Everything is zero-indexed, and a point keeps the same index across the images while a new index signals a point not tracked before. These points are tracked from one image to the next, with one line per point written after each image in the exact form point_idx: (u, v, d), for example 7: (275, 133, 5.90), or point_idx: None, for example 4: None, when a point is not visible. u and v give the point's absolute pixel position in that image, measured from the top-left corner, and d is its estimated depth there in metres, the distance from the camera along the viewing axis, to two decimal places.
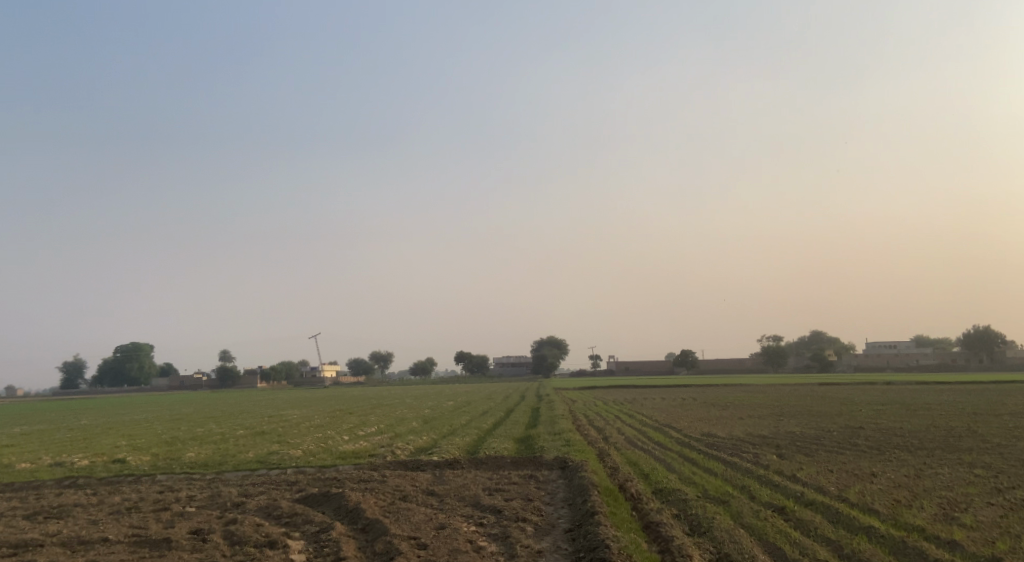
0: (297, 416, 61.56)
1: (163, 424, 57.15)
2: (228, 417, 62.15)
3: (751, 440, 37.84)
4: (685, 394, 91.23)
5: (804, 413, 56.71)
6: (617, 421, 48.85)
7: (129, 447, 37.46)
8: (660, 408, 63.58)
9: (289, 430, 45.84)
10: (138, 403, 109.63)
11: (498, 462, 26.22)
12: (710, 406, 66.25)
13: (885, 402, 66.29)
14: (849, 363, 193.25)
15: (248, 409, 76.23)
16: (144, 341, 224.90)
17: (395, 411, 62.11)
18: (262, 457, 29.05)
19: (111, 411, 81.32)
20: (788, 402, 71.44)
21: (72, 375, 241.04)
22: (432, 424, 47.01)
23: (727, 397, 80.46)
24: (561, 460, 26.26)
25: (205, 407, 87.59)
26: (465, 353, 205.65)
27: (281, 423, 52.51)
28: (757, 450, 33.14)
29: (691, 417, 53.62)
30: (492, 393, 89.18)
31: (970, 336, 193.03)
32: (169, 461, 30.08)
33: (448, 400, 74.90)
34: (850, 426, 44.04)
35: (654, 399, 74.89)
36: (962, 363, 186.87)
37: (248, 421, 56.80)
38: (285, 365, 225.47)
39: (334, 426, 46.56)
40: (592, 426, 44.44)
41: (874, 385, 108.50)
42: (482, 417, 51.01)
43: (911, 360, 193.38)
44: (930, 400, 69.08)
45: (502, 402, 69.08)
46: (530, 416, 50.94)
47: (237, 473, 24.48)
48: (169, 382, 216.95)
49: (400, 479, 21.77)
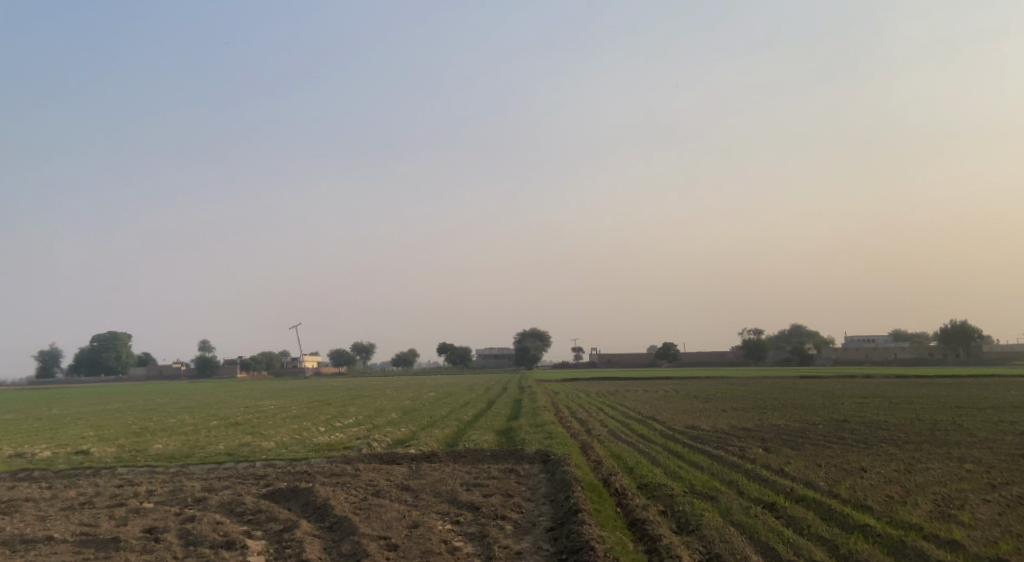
0: (274, 406, 60.46)
1: (135, 413, 55.88)
2: (203, 408, 60.93)
3: (737, 433, 37.07)
4: (668, 386, 90.75)
5: (788, 406, 56.13)
6: (600, 413, 48.06)
7: (97, 438, 36.31)
8: (642, 400, 62.94)
9: (264, 420, 44.72)
10: (116, 392, 108.35)
11: (478, 455, 25.25)
12: (693, 399, 65.65)
13: (868, 395, 65.77)
14: (829, 356, 193.54)
15: (225, 399, 75.01)
16: (122, 331, 222.56)
17: (374, 402, 61.10)
18: (233, 450, 27.88)
19: (85, 401, 79.85)
20: (771, 395, 70.88)
21: (49, 364, 238.30)
22: (411, 416, 46.06)
23: (709, 390, 79.90)
24: (543, 453, 25.32)
25: (182, 396, 86.35)
26: (448, 344, 204.97)
27: (256, 414, 51.38)
28: (743, 444, 32.34)
29: (674, 409, 52.90)
30: (474, 385, 88.42)
31: (949, 330, 193.49)
32: (134, 453, 28.95)
33: (429, 391, 73.99)
34: (835, 420, 43.34)
35: (636, 392, 74.29)
36: (941, 357, 187.42)
37: (223, 411, 55.61)
38: (265, 355, 223.64)
39: (310, 417, 45.44)
40: (573, 419, 43.61)
41: (855, 378, 108.36)
42: (463, 409, 50.06)
43: (890, 354, 193.79)
44: (913, 393, 68.70)
45: (483, 394, 68.19)
46: (512, 408, 50.06)
47: (201, 465, 23.25)
48: (147, 372, 215.00)
49: (373, 473, 20.76)
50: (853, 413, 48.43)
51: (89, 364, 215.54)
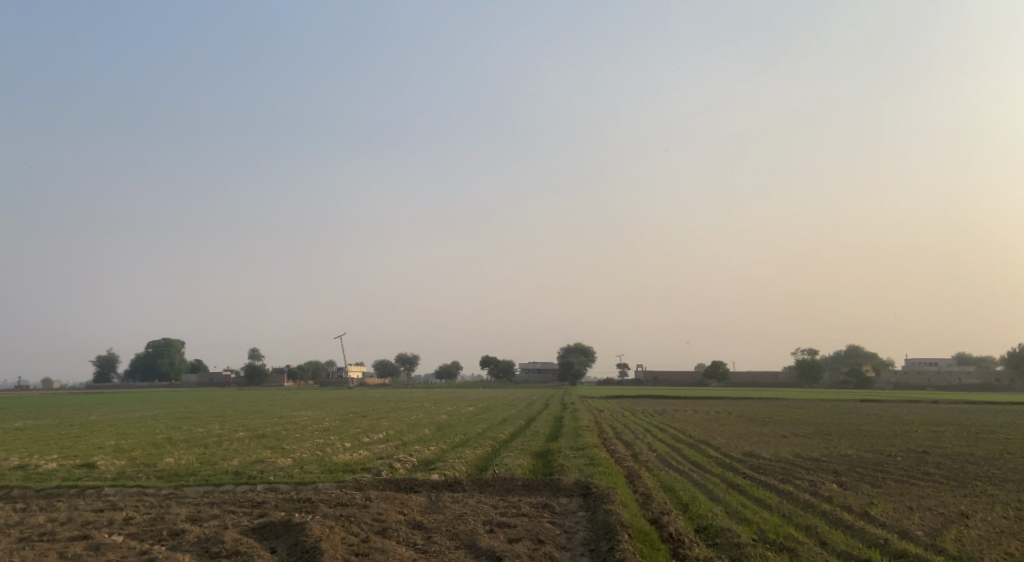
0: (308, 417, 57.98)
1: (167, 421, 53.72)
2: (238, 417, 58.61)
3: (801, 464, 33.51)
4: (720, 406, 86.79)
5: (853, 433, 52.14)
6: (648, 436, 44.76)
7: (113, 448, 33.84)
8: (693, 421, 59.25)
9: (291, 434, 42.09)
10: (162, 397, 107.57)
11: (506, 485, 22.21)
12: (749, 421, 61.86)
13: (937, 423, 61.33)
14: (887, 381, 186.47)
15: (261, 408, 72.73)
16: (176, 338, 224.00)
17: (411, 415, 58.43)
18: (240, 468, 25.12)
19: (127, 406, 78.68)
20: (830, 419, 66.55)
21: (103, 369, 241.17)
22: (445, 432, 43.10)
23: (763, 413, 75.83)
24: (583, 484, 22.22)
25: (223, 404, 84.69)
26: (493, 358, 202.37)
27: (287, 426, 48.92)
28: (812, 478, 28.82)
29: (729, 433, 49.27)
30: (516, 400, 85.29)
31: (1017, 356, 184.79)
32: (139, 467, 26.35)
33: (469, 406, 71.32)
34: (910, 451, 39.49)
35: (685, 412, 70.99)
36: (1005, 383, 179.43)
37: (255, 421, 53.16)
38: (312, 365, 223.41)
39: (339, 432, 42.76)
40: (618, 441, 40.38)
41: (917, 403, 103.40)
42: (501, 426, 47.05)
43: (952, 379, 185.97)
44: (986, 421, 64.14)
45: (525, 410, 65.16)
46: (554, 427, 46.91)
47: (199, 487, 19.94)
48: (198, 378, 215.58)
49: (385, 504, 17.91)
50: (927, 443, 44.52)
51: (143, 369, 217.47)
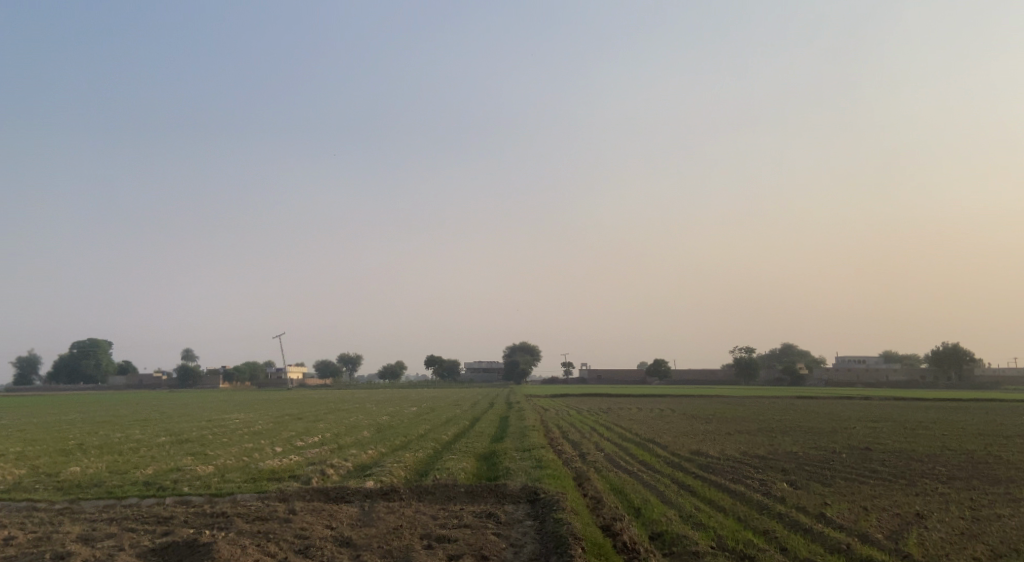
0: (239, 420, 55.50)
1: (86, 426, 50.78)
2: (163, 420, 55.78)
3: (750, 462, 32.54)
4: (662, 404, 86.37)
5: (797, 430, 51.67)
6: (594, 435, 43.50)
7: (18, 456, 31.21)
8: (637, 419, 58.26)
9: (220, 438, 39.86)
10: (87, 399, 103.34)
11: (448, 491, 20.60)
12: (692, 419, 61.16)
13: (877, 420, 61.43)
14: (820, 378, 189.28)
15: (191, 411, 69.69)
16: (105, 339, 216.95)
17: (349, 417, 56.40)
18: (155, 477, 23.00)
19: (46, 410, 74.66)
20: (772, 416, 66.34)
21: (27, 371, 232.42)
22: (383, 434, 41.20)
23: (706, 410, 75.29)
24: (530, 490, 20.70)
25: (152, 406, 81.26)
26: (437, 357, 200.46)
27: (216, 429, 46.47)
28: (764, 478, 27.80)
29: (674, 432, 48.31)
30: (458, 399, 83.64)
31: (938, 353, 189.47)
32: (43, 477, 24.15)
33: (410, 406, 69.50)
34: (855, 447, 38.94)
35: (628, 410, 70.13)
36: (931, 380, 183.67)
37: (182, 425, 50.53)
38: (249, 365, 217.94)
39: (271, 436, 40.60)
40: (564, 441, 39.07)
41: (852, 399, 104.62)
42: (444, 427, 45.40)
43: (881, 377, 189.66)
44: (922, 417, 64.58)
45: (467, 410, 63.43)
46: (498, 427, 45.38)
47: (101, 501, 17.98)
48: (128, 380, 208.88)
49: (311, 517, 16.16)
50: (871, 439, 44.11)
51: (67, 371, 209.36)
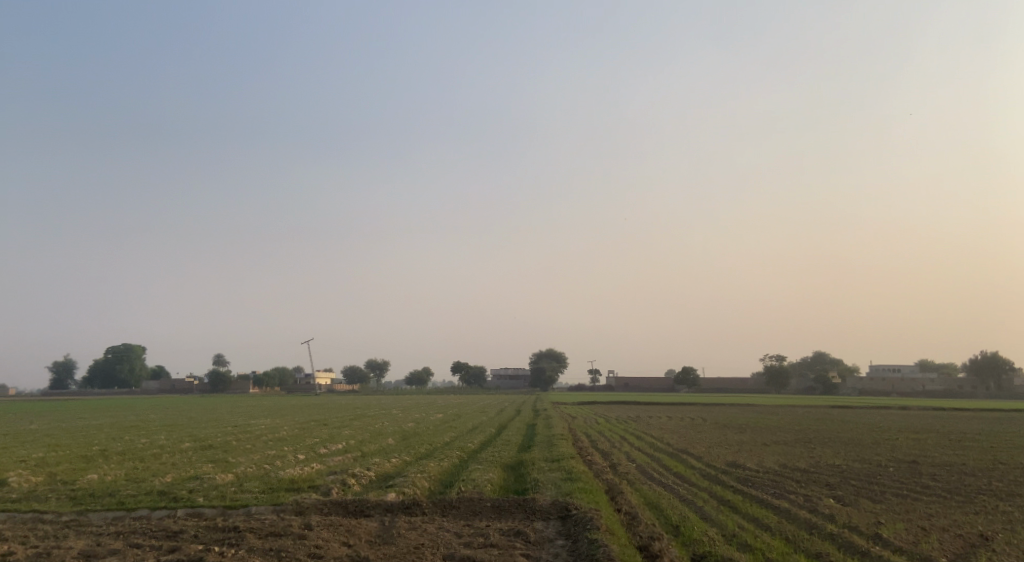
0: (264, 426, 54.80)
1: (111, 431, 50.25)
2: (189, 426, 55.18)
3: (791, 475, 31.07)
4: (692, 412, 84.68)
5: (836, 441, 49.95)
6: (626, 445, 42.13)
7: (35, 462, 30.52)
8: (669, 428, 56.84)
9: (242, 445, 39.02)
10: (117, 404, 103.50)
11: (473, 506, 19.45)
12: (725, 428, 59.60)
13: (918, 431, 59.40)
14: (853, 386, 186.07)
15: (217, 417, 69.14)
16: (138, 344, 218.66)
17: (374, 423, 55.44)
18: (170, 486, 22.09)
19: (75, 415, 74.50)
20: (808, 426, 64.56)
21: (62, 375, 234.89)
22: (408, 442, 40.13)
23: (739, 419, 73.55)
24: (561, 506, 19.50)
25: (179, 412, 80.87)
26: (464, 364, 199.54)
27: (240, 436, 45.69)
28: (808, 492, 26.37)
29: (708, 442, 46.76)
30: (485, 407, 82.66)
31: (976, 362, 185.55)
32: (57, 485, 23.35)
33: (437, 413, 68.44)
34: (900, 461, 37.31)
35: (658, 419, 68.70)
36: (968, 390, 180.00)
37: (207, 431, 49.81)
38: (279, 371, 218.53)
39: (295, 442, 39.68)
40: (594, 450, 37.82)
41: (888, 409, 102.19)
42: (470, 435, 44.24)
43: (916, 386, 186.11)
44: (964, 428, 62.47)
45: (494, 418, 62.21)
46: (526, 436, 44.17)
47: (110, 513, 17.11)
48: (159, 385, 210.14)
49: (327, 533, 15.16)
50: (916, 452, 42.33)
51: (101, 376, 211.30)
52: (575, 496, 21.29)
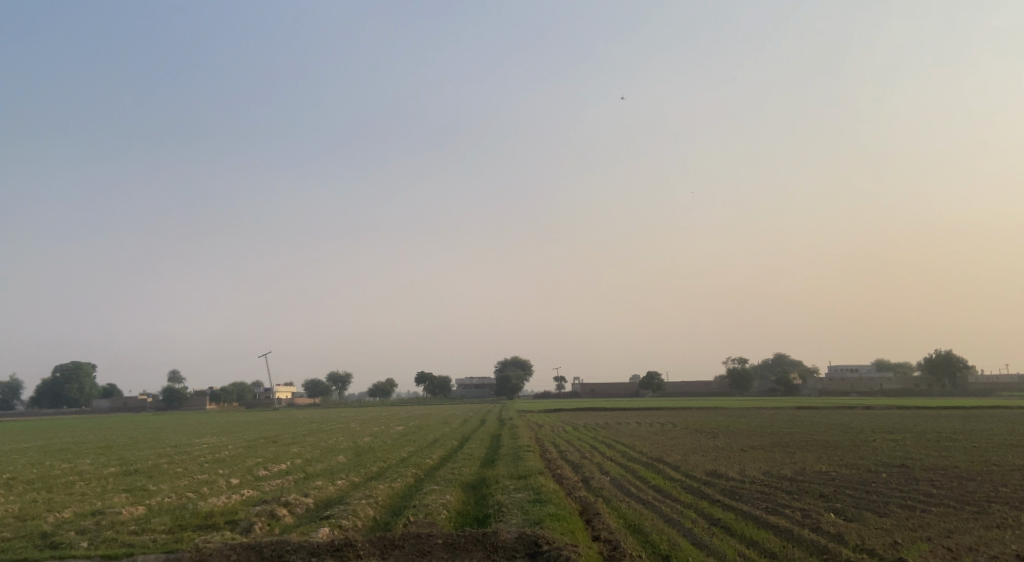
0: (206, 445, 50.67)
1: (36, 456, 46.02)
2: (124, 448, 50.89)
3: (779, 486, 28.09)
4: (661, 418, 81.79)
5: (816, 444, 47.33)
6: (596, 455, 38.97)
7: None
8: (639, 436, 53.92)
9: (174, 468, 35.24)
10: (58, 425, 97.79)
11: (421, 545, 16.22)
12: (697, 434, 56.84)
13: (895, 431, 57.10)
14: (814, 388, 184.94)
15: (159, 435, 64.69)
16: (88, 361, 211.37)
17: (327, 439, 51.70)
18: (54, 529, 18.39)
19: (8, 437, 69.54)
20: (780, 429, 62.15)
21: (8, 396, 226.24)
22: (359, 460, 36.53)
23: (709, 423, 71.02)
24: (529, 540, 16.30)
25: (120, 432, 75.92)
26: (427, 374, 195.42)
27: (175, 457, 41.72)
28: (804, 505, 23.40)
29: (683, 449, 43.83)
30: (447, 417, 78.97)
31: (932, 361, 185.46)
32: None
33: (396, 425, 64.66)
34: (889, 465, 34.60)
35: (625, 425, 65.93)
36: (926, 389, 179.68)
37: (141, 453, 45.70)
38: (236, 385, 212.51)
39: (233, 464, 35.98)
40: (562, 462, 34.64)
41: (853, 409, 100.89)
42: (429, 450, 40.73)
43: (874, 385, 185.68)
44: (938, 427, 60.53)
45: (458, 429, 58.62)
46: (489, 449, 40.78)
47: None
48: (111, 404, 202.45)
49: None
50: (904, 455, 39.81)
51: (51, 396, 203.88)
52: (547, 527, 18.05)
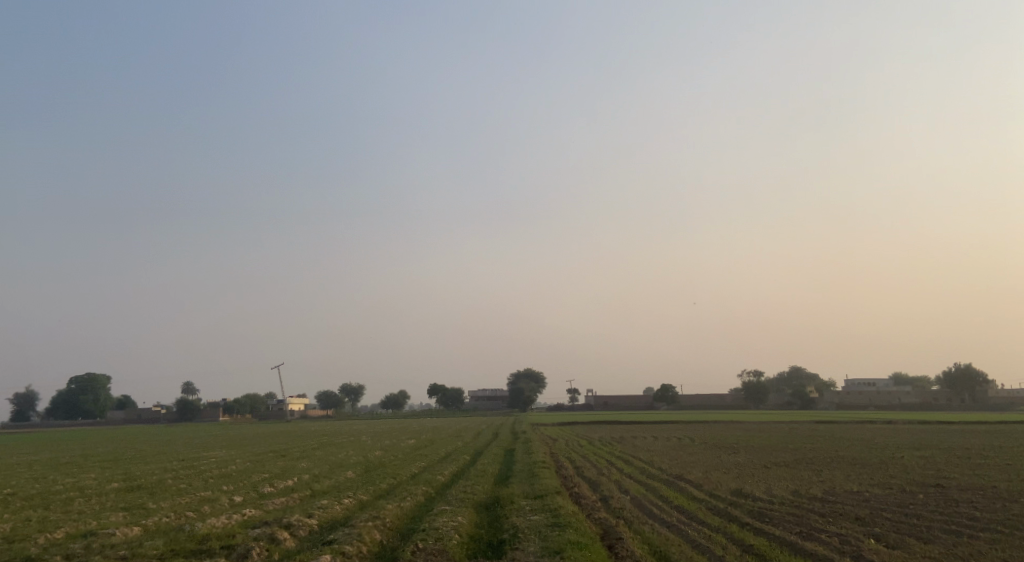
0: (213, 459, 49.51)
1: (40, 469, 44.92)
2: (131, 461, 49.76)
3: (811, 508, 26.58)
4: (678, 432, 80.14)
5: (841, 461, 45.72)
6: (613, 472, 37.50)
7: None
8: (656, 451, 52.39)
9: (177, 484, 34.04)
10: (70, 437, 96.89)
11: None
12: (716, 449, 55.27)
13: (920, 448, 55.31)
14: (830, 402, 182.68)
15: (167, 448, 63.49)
16: (103, 373, 211.50)
17: (337, 453, 50.43)
18: (36, 555, 17.24)
19: (17, 449, 68.58)
20: (800, 444, 60.46)
21: (23, 407, 226.65)
22: (369, 476, 35.23)
23: (726, 438, 69.36)
24: None
25: (129, 443, 74.83)
26: (440, 386, 194.17)
27: (180, 472, 40.52)
28: (842, 530, 21.86)
29: (704, 466, 42.30)
30: (460, 430, 77.51)
31: (950, 375, 182.74)
32: None
33: (409, 439, 63.32)
34: (924, 485, 32.92)
35: (641, 440, 64.40)
36: (944, 403, 176.95)
37: (146, 467, 44.51)
38: (250, 397, 211.82)
39: (238, 480, 34.75)
40: (579, 480, 33.27)
41: (872, 424, 98.95)
42: (440, 465, 39.35)
43: (892, 399, 183.01)
44: (964, 444, 58.77)
45: (471, 443, 57.21)
46: (504, 465, 39.37)
47: None
48: (125, 415, 202.15)
49: None
50: (936, 473, 38.21)
51: (65, 407, 203.65)
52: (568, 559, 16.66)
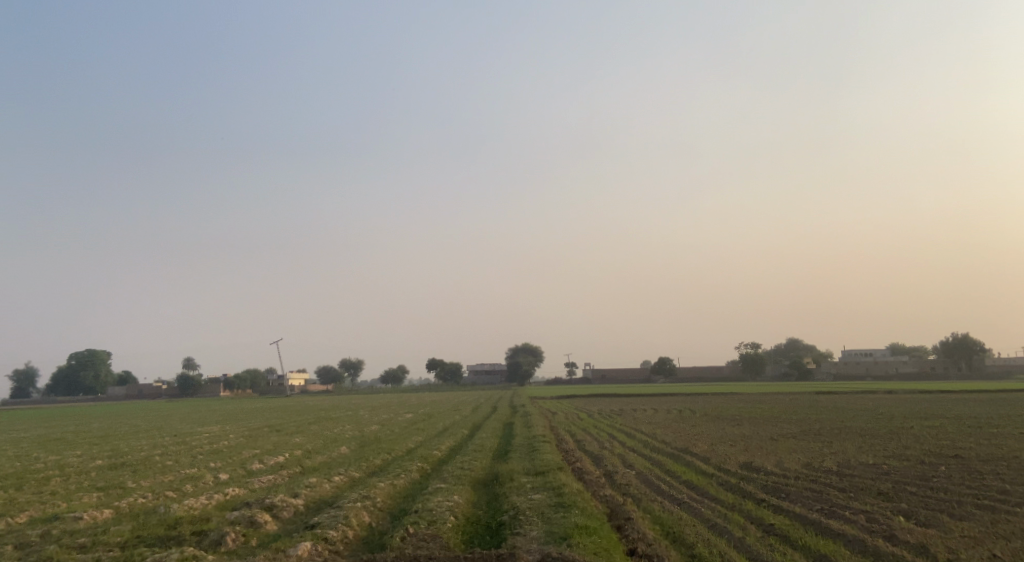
0: (205, 435, 48.05)
1: (26, 446, 43.46)
2: (119, 437, 48.28)
3: (827, 481, 25.17)
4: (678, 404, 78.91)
5: (850, 432, 44.35)
6: (617, 446, 36.01)
7: None
8: (658, 423, 51.06)
9: (163, 460, 32.57)
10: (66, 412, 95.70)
11: None
12: (720, 420, 53.99)
13: (926, 418, 54.02)
14: (827, 371, 182.06)
15: (160, 424, 62.05)
16: (102, 349, 210.03)
17: (331, 428, 48.91)
18: None
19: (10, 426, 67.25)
20: (804, 415, 59.14)
21: (22, 383, 225.65)
22: (362, 452, 33.71)
23: (729, 410, 68.11)
24: None
25: (123, 419, 73.39)
26: (438, 360, 193.04)
27: (168, 448, 39.05)
28: (866, 506, 20.44)
29: (710, 438, 40.92)
30: (458, 404, 75.96)
31: (948, 344, 181.84)
32: None
33: (405, 413, 61.84)
34: (941, 456, 31.55)
35: (642, 412, 63.09)
36: (942, 372, 176.24)
37: (133, 443, 43.04)
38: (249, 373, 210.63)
39: (226, 457, 33.27)
40: (582, 454, 31.83)
41: (872, 394, 97.85)
42: (437, 440, 37.82)
43: (890, 369, 182.19)
44: (971, 413, 57.57)
45: (469, 417, 55.76)
46: (502, 439, 37.85)
47: None
48: (124, 391, 201.11)
49: None
50: (950, 444, 36.87)
51: (64, 384, 202.35)
52: (575, 548, 15.14)
